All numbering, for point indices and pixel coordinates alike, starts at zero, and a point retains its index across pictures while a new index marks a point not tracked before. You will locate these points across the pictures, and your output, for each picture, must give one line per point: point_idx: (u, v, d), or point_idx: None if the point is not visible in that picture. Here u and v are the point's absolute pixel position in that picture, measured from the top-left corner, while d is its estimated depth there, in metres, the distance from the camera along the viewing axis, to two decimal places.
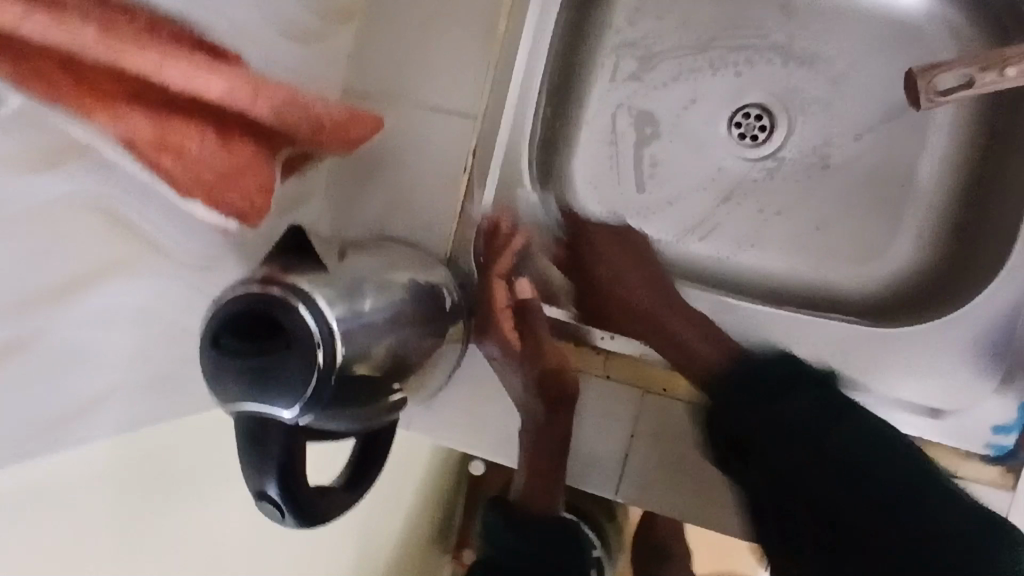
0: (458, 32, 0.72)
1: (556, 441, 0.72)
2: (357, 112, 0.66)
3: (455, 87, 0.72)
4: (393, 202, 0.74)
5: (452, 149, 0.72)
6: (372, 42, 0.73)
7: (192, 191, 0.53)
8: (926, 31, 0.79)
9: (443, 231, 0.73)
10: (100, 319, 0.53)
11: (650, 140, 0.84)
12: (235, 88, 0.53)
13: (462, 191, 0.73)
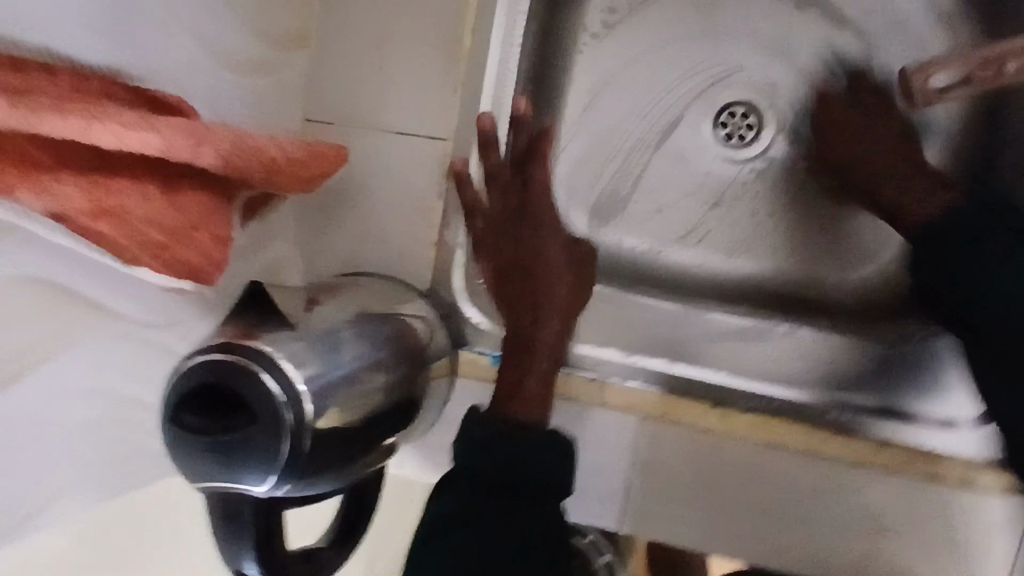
0: (419, 54, 0.69)
1: (540, 368, 0.62)
2: (318, 146, 0.60)
3: (422, 111, 0.69)
4: (365, 233, 0.71)
5: (422, 175, 0.70)
6: (330, 69, 0.71)
7: (139, 256, 0.48)
8: (917, 13, 0.75)
9: (420, 260, 0.71)
10: (38, 395, 0.50)
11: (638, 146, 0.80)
12: (178, 140, 0.47)
13: (437, 218, 0.71)
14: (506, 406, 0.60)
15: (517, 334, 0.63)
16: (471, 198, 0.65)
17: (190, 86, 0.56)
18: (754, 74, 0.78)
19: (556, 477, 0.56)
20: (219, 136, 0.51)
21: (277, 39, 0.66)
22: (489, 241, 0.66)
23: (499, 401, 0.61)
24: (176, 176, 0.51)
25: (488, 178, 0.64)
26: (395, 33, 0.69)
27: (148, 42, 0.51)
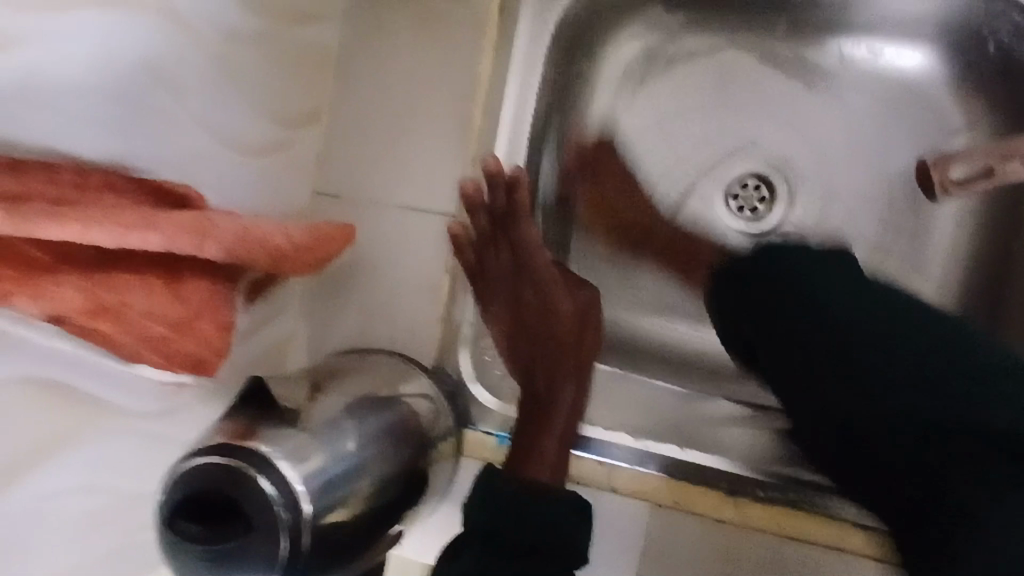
0: (429, 130, 0.69)
1: (553, 422, 0.65)
2: (325, 228, 0.60)
3: (430, 187, 0.69)
4: (372, 309, 0.70)
5: (430, 251, 0.69)
6: (340, 145, 0.70)
7: (137, 351, 0.48)
8: (929, 90, 0.75)
9: (426, 337, 0.70)
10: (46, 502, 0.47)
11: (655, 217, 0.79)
12: (181, 235, 0.46)
13: (445, 295, 0.70)
14: (528, 462, 0.61)
15: (534, 398, 0.67)
16: (476, 262, 0.68)
17: (197, 172, 0.55)
18: (766, 149, 0.78)
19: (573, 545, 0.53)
20: (225, 228, 0.50)
21: (286, 117, 0.66)
22: (499, 305, 0.70)
23: (518, 456, 0.62)
24: (181, 266, 0.50)
25: (487, 243, 0.68)
26: (405, 110, 0.69)
27: (156, 131, 0.51)
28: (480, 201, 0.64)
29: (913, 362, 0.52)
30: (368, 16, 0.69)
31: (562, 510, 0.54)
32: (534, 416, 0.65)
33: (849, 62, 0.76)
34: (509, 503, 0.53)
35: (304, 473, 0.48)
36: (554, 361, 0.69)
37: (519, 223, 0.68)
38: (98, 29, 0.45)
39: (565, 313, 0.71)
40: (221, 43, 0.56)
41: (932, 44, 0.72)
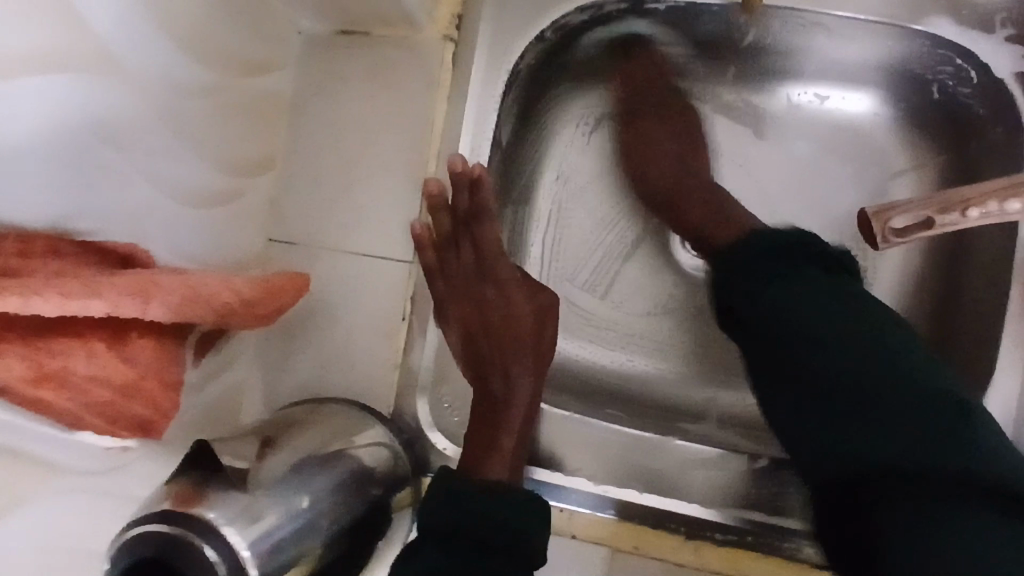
0: (383, 176, 0.69)
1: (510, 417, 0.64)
2: (276, 280, 0.59)
3: (386, 233, 0.69)
4: (328, 355, 0.69)
5: (386, 297, 0.69)
6: (294, 188, 0.70)
7: (81, 416, 0.47)
8: (872, 133, 0.77)
9: (383, 385, 0.69)
10: None
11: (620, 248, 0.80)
12: (125, 298, 0.46)
13: (401, 341, 0.69)
14: (481, 469, 0.60)
15: (489, 397, 0.65)
16: (436, 262, 0.66)
17: (147, 225, 0.55)
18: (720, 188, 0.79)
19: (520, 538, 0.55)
20: (167, 288, 0.49)
21: (240, 164, 0.65)
22: (458, 306, 0.67)
23: (472, 464, 0.61)
24: (126, 327, 0.49)
25: (450, 242, 0.67)
26: (361, 155, 0.69)
27: (99, 191, 0.50)
28: (443, 199, 0.65)
29: (874, 424, 0.51)
30: (326, 64, 0.70)
31: (521, 509, 0.57)
32: (491, 414, 0.64)
33: (797, 104, 0.78)
34: (471, 502, 0.56)
35: (250, 539, 0.48)
36: (511, 358, 0.66)
37: (485, 224, 0.67)
38: (51, 91, 0.44)
39: (523, 314, 0.68)
40: (173, 95, 0.56)
41: (874, 86, 0.76)
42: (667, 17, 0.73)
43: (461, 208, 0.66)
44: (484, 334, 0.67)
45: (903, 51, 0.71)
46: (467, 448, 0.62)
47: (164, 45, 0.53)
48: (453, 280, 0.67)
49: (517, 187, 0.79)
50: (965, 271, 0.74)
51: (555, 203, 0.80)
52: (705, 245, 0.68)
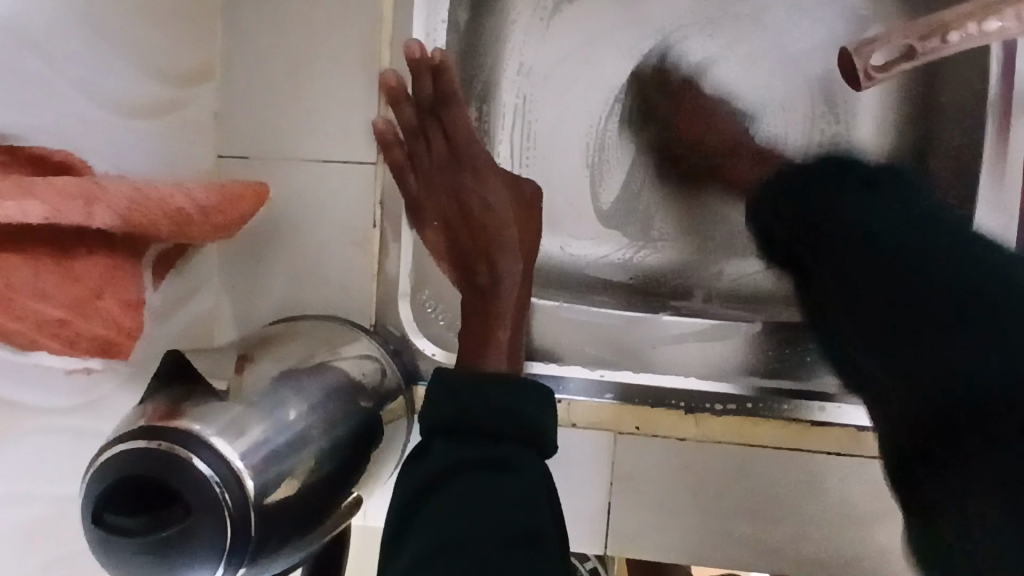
0: (333, 74, 0.64)
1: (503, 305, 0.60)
2: (232, 187, 0.55)
3: (346, 137, 0.65)
4: (298, 272, 0.66)
5: (353, 202, 0.65)
6: (238, 99, 0.65)
7: (38, 339, 0.43)
8: None
9: (362, 296, 0.66)
10: None
11: (591, 141, 0.77)
12: (67, 202, 0.41)
13: (374, 248, 0.66)
14: (481, 360, 0.58)
15: (478, 291, 0.61)
16: (406, 158, 0.63)
17: (83, 136, 0.50)
18: (690, 63, 0.76)
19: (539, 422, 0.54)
20: (116, 192, 0.45)
21: (176, 74, 0.60)
22: (431, 199, 0.63)
23: (470, 357, 0.58)
24: (75, 243, 0.45)
25: (416, 134, 0.63)
26: (307, 54, 0.64)
27: (34, 96, 0.45)
28: (402, 91, 0.61)
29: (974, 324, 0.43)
30: None
31: (523, 394, 0.54)
32: (482, 306, 0.61)
33: None
34: (473, 394, 0.54)
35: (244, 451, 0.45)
36: (495, 246, 0.62)
37: (453, 107, 0.62)
38: None
39: (501, 196, 0.63)
40: None
41: None
42: None
43: (423, 99, 0.62)
44: (463, 222, 0.62)
45: None
46: (464, 345, 0.59)
47: None
48: (420, 176, 0.63)
49: (479, 82, 0.75)
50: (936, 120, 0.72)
51: (521, 97, 0.76)
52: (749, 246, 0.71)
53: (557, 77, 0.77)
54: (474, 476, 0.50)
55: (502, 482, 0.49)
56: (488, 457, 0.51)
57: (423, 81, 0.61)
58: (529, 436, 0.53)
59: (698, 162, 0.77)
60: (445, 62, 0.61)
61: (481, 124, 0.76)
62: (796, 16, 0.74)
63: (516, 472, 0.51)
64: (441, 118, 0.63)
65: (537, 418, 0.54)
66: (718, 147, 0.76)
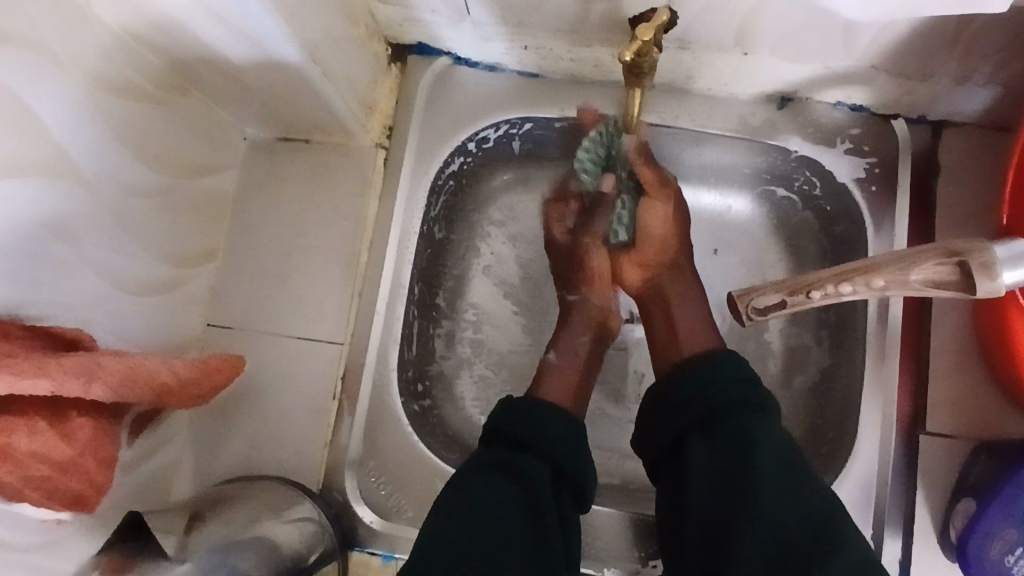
0: (318, 268, 0.75)
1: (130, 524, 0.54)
2: (210, 364, 0.64)
3: (319, 322, 0.74)
4: (259, 436, 0.73)
5: (320, 377, 0.74)
6: (229, 281, 0.76)
7: (21, 490, 0.51)
8: (752, 228, 0.82)
9: (312, 459, 0.72)
10: None
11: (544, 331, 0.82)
12: (70, 381, 0.49)
13: (330, 419, 0.73)
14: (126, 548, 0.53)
15: (73, 491, 0.55)
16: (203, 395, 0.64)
17: (87, 312, 0.60)
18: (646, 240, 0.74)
19: (513, 497, 0.55)
20: (112, 368, 0.53)
21: (182, 257, 0.71)
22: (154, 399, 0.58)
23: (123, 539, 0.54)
24: (67, 408, 0.53)
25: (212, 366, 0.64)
26: (299, 248, 0.76)
27: (42, 285, 0.55)
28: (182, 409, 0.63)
29: None
30: (271, 169, 0.77)
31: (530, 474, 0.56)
32: (70, 489, 0.54)
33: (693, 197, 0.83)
34: (530, 421, 0.59)
35: None
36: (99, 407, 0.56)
37: (190, 385, 0.61)
38: (7, 195, 0.50)
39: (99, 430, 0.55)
40: (119, 197, 0.62)
41: (756, 193, 0.81)
42: (542, 140, 0.79)
43: (212, 361, 0.65)
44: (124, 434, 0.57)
45: (760, 163, 0.77)
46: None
47: (109, 146, 0.60)
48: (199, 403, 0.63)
49: (442, 296, 0.81)
50: (848, 345, 0.76)
51: (477, 312, 0.82)
52: (72, 491, 0.55)
53: (506, 292, 0.82)
54: (494, 490, 0.55)
55: (511, 524, 0.54)
56: (516, 470, 0.56)
57: (207, 384, 0.63)
58: (541, 455, 0.58)
59: (622, 377, 0.82)
60: (234, 367, 0.67)
61: (439, 310, 0.80)
62: (723, 245, 0.83)
63: (540, 532, 0.54)
64: (211, 396, 0.65)
65: (571, 455, 0.59)
66: (641, 365, 0.82)
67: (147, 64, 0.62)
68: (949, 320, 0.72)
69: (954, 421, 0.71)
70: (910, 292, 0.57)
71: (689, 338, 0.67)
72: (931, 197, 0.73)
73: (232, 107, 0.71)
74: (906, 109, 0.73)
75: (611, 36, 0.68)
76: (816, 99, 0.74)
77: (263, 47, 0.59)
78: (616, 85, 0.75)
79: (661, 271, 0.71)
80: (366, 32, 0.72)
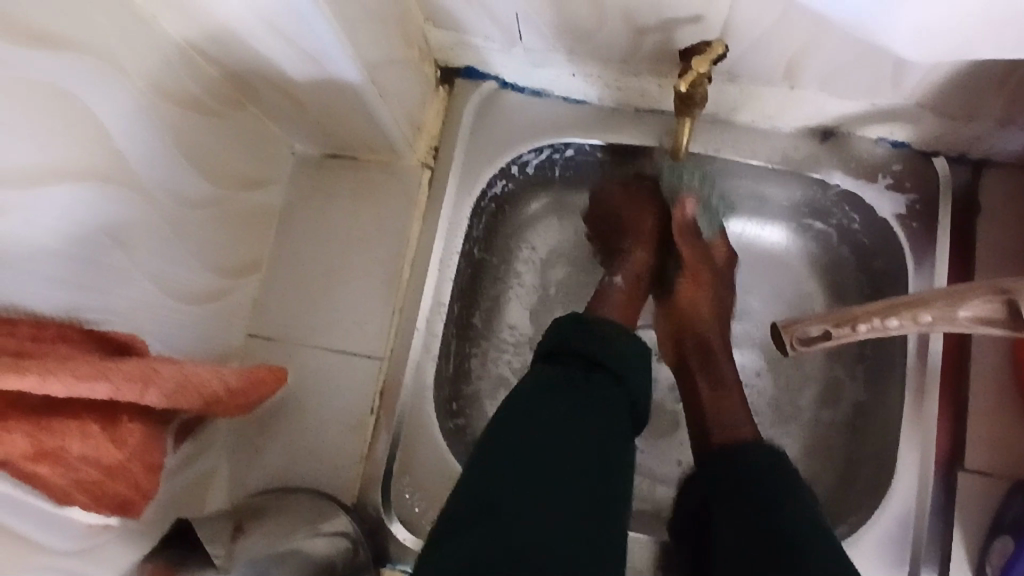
0: (361, 283, 0.76)
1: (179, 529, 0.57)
2: (256, 374, 0.64)
3: (360, 336, 0.75)
4: (296, 448, 0.73)
5: (358, 392, 0.74)
6: (273, 293, 0.77)
7: (69, 492, 0.52)
8: (790, 260, 0.83)
9: (347, 473, 0.73)
10: None
11: None
12: (128, 387, 0.50)
13: (367, 434, 0.73)
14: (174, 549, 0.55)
15: (119, 496, 0.55)
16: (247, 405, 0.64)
17: (139, 318, 0.61)
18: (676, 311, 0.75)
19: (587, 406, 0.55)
20: (167, 376, 0.54)
21: (230, 268, 0.72)
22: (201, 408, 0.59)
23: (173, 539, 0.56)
24: (119, 413, 0.54)
25: (256, 377, 0.64)
26: (343, 264, 0.77)
27: (99, 290, 0.56)
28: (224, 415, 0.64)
29: None
30: (318, 185, 0.79)
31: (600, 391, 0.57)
32: (115, 494, 0.55)
33: (731, 228, 0.84)
34: (597, 343, 0.60)
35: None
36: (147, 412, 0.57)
37: (236, 395, 0.62)
38: (70, 200, 0.51)
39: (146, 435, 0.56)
40: (174, 206, 0.63)
41: (794, 225, 0.81)
42: (586, 166, 0.80)
43: (256, 371, 0.65)
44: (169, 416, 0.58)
45: (800, 195, 0.78)
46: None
47: (167, 156, 0.61)
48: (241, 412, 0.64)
49: (480, 316, 0.82)
50: (885, 379, 0.76)
51: (513, 333, 0.83)
52: (117, 496, 0.55)
53: (543, 314, 0.83)
54: (566, 405, 0.55)
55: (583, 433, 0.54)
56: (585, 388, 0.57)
57: (251, 394, 0.64)
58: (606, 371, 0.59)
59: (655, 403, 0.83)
60: (277, 377, 0.67)
61: (477, 330, 0.81)
62: (760, 275, 0.83)
63: (608, 447, 0.54)
64: (254, 407, 0.65)
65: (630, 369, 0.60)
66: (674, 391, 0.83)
67: (210, 78, 0.64)
68: (988, 358, 0.72)
69: (994, 460, 0.70)
70: (959, 329, 0.57)
71: (715, 408, 0.68)
72: (973, 234, 0.74)
73: (286, 122, 0.73)
74: (948, 147, 0.74)
75: (660, 66, 0.69)
76: (858, 135, 0.75)
77: (325, 66, 0.60)
78: (660, 115, 0.76)
79: (698, 341, 0.73)
80: (419, 55, 0.73)
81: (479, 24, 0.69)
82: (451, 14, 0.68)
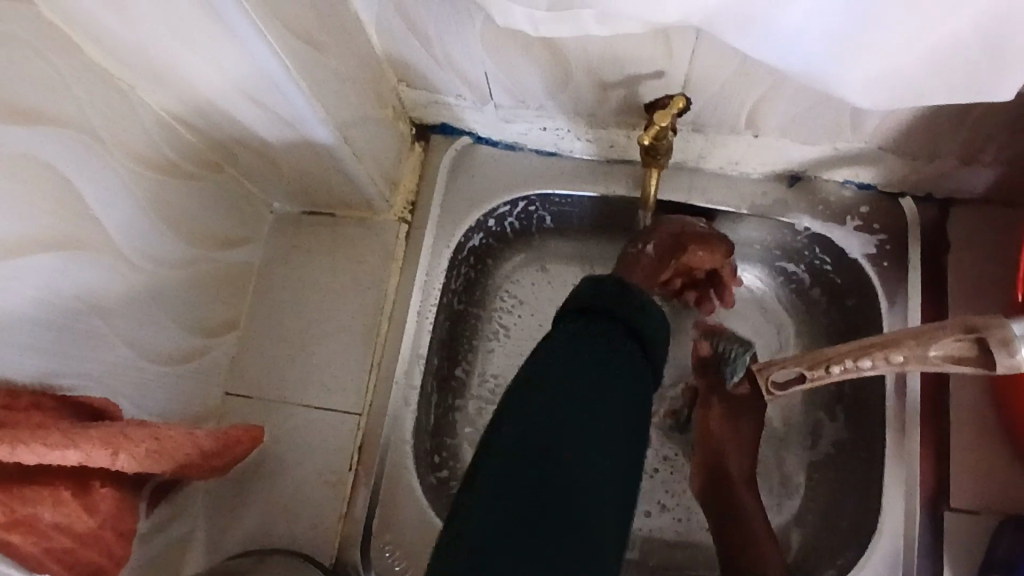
0: (338, 338, 0.76)
1: None
2: (232, 433, 0.64)
3: (338, 392, 0.75)
4: (274, 507, 0.72)
5: (337, 448, 0.73)
6: (250, 351, 0.77)
7: (43, 564, 0.50)
8: (765, 302, 0.83)
9: (326, 531, 0.71)
10: None
11: None
12: (98, 452, 0.50)
13: (346, 490, 0.72)
14: None
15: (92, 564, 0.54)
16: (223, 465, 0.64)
17: (115, 381, 0.60)
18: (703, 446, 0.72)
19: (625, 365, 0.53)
20: (140, 438, 0.53)
21: (207, 326, 0.73)
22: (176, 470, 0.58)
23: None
24: (91, 478, 0.54)
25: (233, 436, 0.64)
26: (320, 319, 0.77)
27: (74, 354, 0.56)
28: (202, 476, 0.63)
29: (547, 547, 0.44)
30: (294, 242, 0.79)
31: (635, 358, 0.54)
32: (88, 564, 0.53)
33: None
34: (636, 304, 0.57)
35: None
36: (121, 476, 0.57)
37: (212, 455, 0.61)
38: (47, 268, 0.52)
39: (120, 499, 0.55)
40: (153, 267, 0.64)
41: (768, 267, 0.82)
42: (559, 216, 0.82)
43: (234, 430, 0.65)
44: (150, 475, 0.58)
45: (771, 238, 0.79)
46: None
47: (144, 219, 0.62)
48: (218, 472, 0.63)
49: (460, 367, 0.82)
50: (865, 419, 0.75)
51: (493, 384, 0.82)
52: (91, 565, 0.54)
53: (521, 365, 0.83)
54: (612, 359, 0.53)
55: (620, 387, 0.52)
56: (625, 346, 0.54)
57: (227, 453, 0.63)
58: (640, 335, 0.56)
59: None
60: (254, 436, 0.67)
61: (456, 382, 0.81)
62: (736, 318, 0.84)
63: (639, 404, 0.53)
64: (231, 466, 0.65)
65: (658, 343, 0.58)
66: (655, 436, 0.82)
67: (189, 142, 0.65)
68: (966, 394, 0.72)
69: (979, 498, 0.70)
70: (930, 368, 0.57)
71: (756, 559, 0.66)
72: (944, 272, 0.75)
73: (263, 182, 0.74)
74: (913, 188, 0.75)
75: (628, 118, 0.71)
76: (824, 178, 0.76)
77: (301, 130, 0.61)
78: (631, 164, 0.78)
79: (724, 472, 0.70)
80: (394, 114, 0.75)
81: (450, 83, 0.71)
82: (424, 74, 0.70)
